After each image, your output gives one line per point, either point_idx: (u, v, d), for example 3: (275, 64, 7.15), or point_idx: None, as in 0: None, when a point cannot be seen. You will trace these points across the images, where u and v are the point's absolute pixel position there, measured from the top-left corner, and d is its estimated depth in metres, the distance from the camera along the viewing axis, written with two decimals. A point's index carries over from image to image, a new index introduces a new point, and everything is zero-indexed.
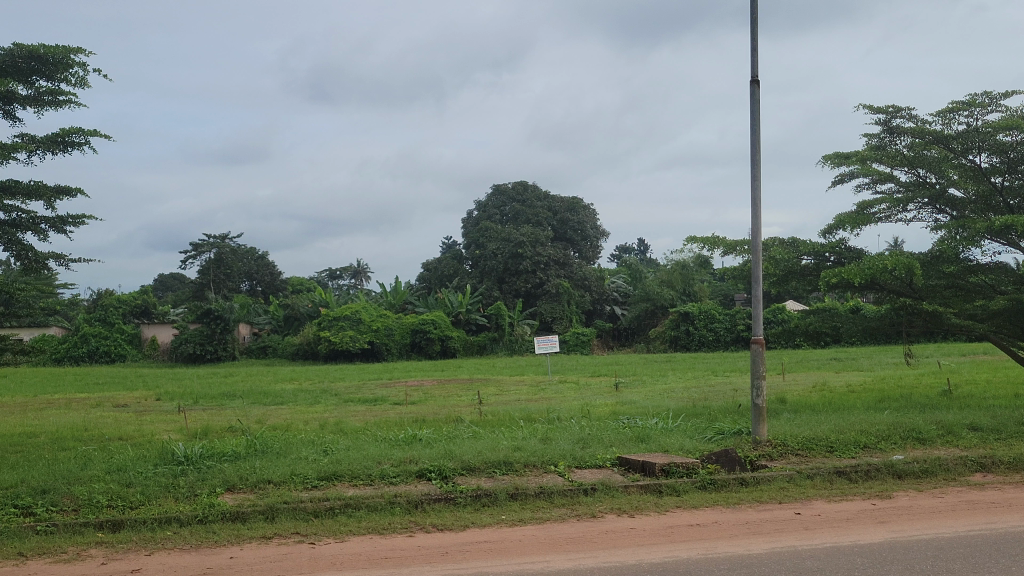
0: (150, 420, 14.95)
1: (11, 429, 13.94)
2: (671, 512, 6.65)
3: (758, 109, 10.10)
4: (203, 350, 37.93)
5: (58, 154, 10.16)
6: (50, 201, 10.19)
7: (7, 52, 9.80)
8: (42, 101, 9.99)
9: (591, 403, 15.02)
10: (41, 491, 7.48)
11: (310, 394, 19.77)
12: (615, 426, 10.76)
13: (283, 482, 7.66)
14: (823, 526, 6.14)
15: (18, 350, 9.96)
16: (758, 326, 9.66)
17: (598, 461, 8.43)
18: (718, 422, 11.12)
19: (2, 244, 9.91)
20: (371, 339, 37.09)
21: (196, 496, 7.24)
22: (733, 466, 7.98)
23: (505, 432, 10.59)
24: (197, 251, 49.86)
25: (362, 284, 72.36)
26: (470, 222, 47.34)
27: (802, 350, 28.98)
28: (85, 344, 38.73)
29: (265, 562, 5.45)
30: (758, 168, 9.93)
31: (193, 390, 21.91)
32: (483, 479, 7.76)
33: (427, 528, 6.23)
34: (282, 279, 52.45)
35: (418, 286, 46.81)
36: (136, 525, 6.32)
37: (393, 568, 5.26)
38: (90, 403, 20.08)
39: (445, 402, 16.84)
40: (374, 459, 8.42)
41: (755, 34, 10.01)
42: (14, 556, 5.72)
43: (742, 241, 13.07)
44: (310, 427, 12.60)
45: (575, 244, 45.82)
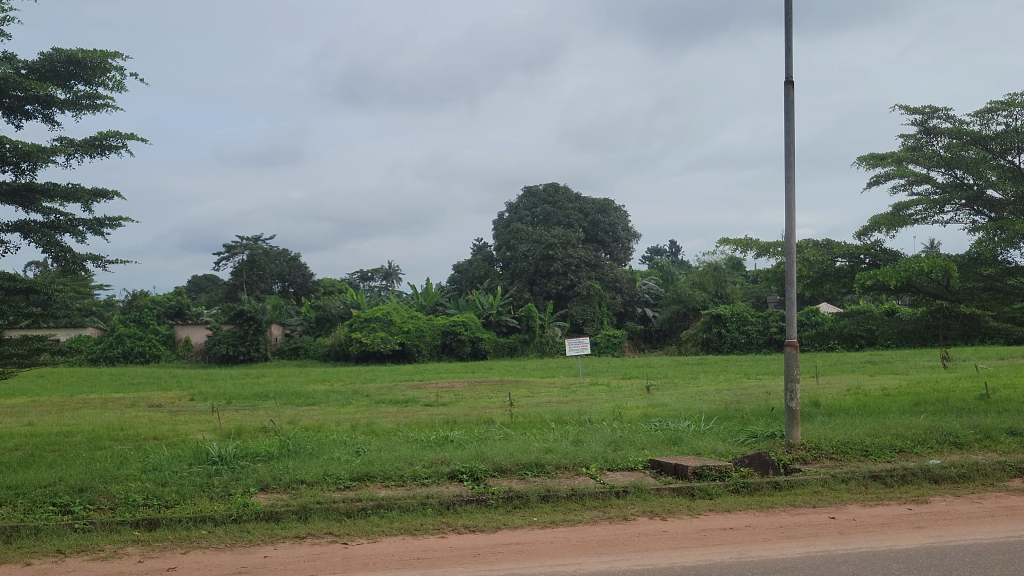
0: (185, 420, 15.14)
1: (51, 428, 14.20)
2: (704, 516, 6.61)
3: (793, 108, 10.02)
4: (236, 351, 38.28)
5: (95, 157, 10.29)
6: (88, 203, 10.33)
7: (46, 57, 9.96)
8: (81, 104, 10.13)
9: (622, 405, 15.03)
10: (80, 490, 7.59)
11: (343, 395, 20.04)
12: (646, 428, 10.73)
13: (316, 482, 7.71)
14: (858, 530, 6.10)
15: (55, 350, 10.09)
16: (791, 328, 9.55)
17: (629, 463, 8.41)
18: (751, 425, 11.06)
19: (41, 246, 10.07)
20: (402, 340, 37.25)
21: (230, 496, 7.29)
22: (766, 469, 7.92)
23: (537, 433, 10.70)
24: (230, 252, 50.32)
25: (394, 285, 72.83)
26: (501, 223, 47.39)
27: (836, 352, 28.69)
28: (120, 345, 39.30)
29: (299, 562, 5.48)
30: (792, 169, 9.86)
31: (227, 390, 22.20)
32: (514, 481, 7.76)
33: (459, 529, 6.24)
34: (315, 280, 52.80)
35: (449, 287, 47.00)
36: (171, 524, 6.38)
37: (426, 568, 5.28)
38: (125, 401, 20.37)
39: (476, 403, 17.06)
40: (406, 460, 8.47)
41: (790, 35, 9.94)
42: (53, 553, 5.80)
43: (775, 242, 12.98)
44: (343, 428, 12.72)
45: (606, 245, 45.65)
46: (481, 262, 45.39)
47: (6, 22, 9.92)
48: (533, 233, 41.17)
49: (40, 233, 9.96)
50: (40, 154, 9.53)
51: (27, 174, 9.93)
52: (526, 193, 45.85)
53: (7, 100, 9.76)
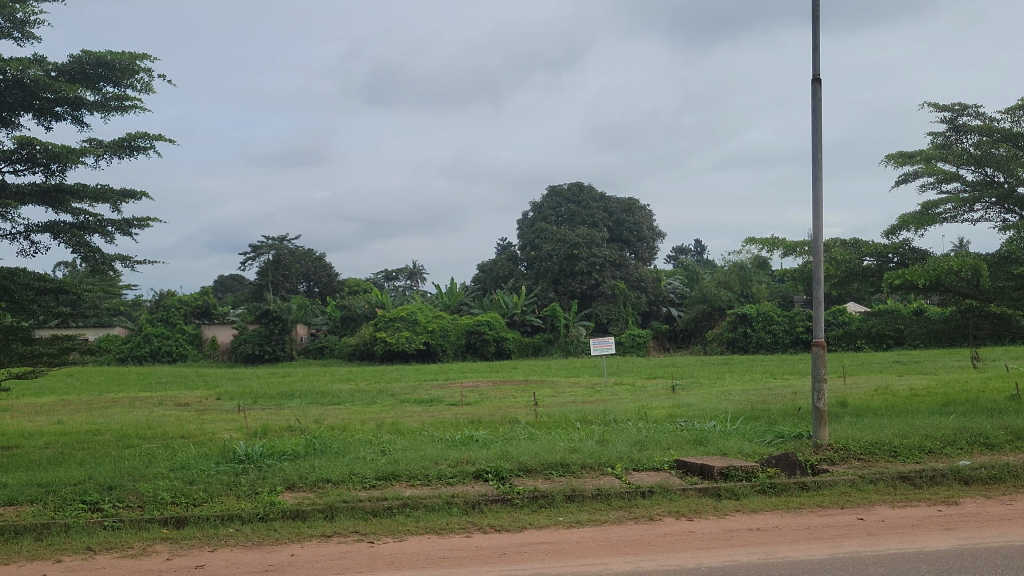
0: (212, 419, 15.22)
1: (81, 426, 14.34)
2: (731, 516, 6.58)
3: (820, 107, 9.95)
4: (262, 350, 38.52)
5: (124, 158, 10.39)
6: (116, 204, 10.43)
7: (75, 59, 10.06)
8: (109, 106, 10.22)
9: (648, 405, 14.99)
10: (109, 487, 7.66)
11: (368, 394, 20.06)
12: (672, 428, 10.69)
13: (341, 481, 7.74)
14: (887, 531, 6.05)
15: (85, 349, 10.20)
16: (819, 327, 9.47)
17: (655, 463, 8.38)
18: (778, 424, 10.99)
19: (70, 247, 10.18)
20: (427, 340, 37.32)
21: (257, 494, 7.34)
22: (793, 470, 7.86)
23: (562, 433, 10.65)
24: (256, 252, 50.66)
25: (419, 284, 72.97)
26: (525, 223, 47.38)
27: (863, 352, 28.46)
28: (148, 344, 39.61)
29: (325, 560, 5.51)
30: (819, 168, 9.79)
31: (253, 390, 22.29)
32: (539, 480, 7.75)
33: (484, 529, 6.23)
34: (339, 280, 53.00)
35: (474, 287, 47.04)
36: (198, 522, 6.44)
37: (450, 567, 5.28)
38: (153, 400, 20.51)
39: (500, 403, 16.98)
40: (431, 459, 8.47)
41: (817, 33, 9.87)
42: (83, 550, 5.86)
43: (802, 241, 12.89)
44: (368, 427, 12.74)
45: (631, 244, 45.50)
46: (505, 261, 45.45)
47: (35, 25, 10.02)
48: (558, 232, 41.18)
49: (70, 234, 10.07)
50: (70, 155, 9.61)
51: (57, 176, 10.04)
52: (551, 193, 45.81)
53: (38, 102, 9.86)
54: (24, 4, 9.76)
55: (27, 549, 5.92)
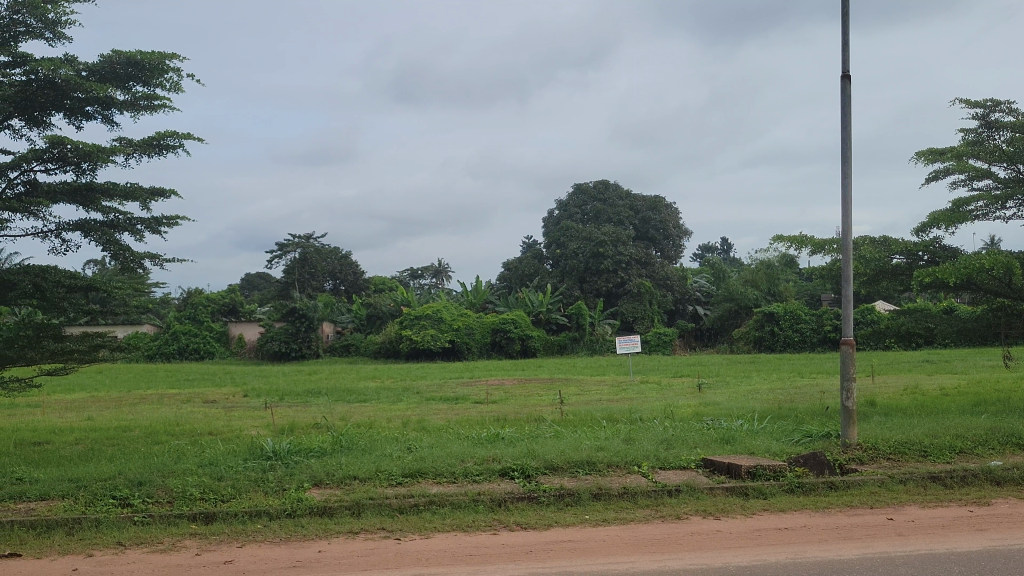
0: (239, 416, 15.32)
1: (110, 422, 14.50)
2: (758, 515, 6.54)
3: (849, 103, 9.87)
4: (288, 348, 38.77)
5: (153, 156, 10.48)
6: (145, 202, 10.51)
7: (106, 59, 10.16)
8: (139, 106, 10.32)
9: (674, 403, 14.94)
10: (138, 483, 7.73)
11: (393, 392, 20.09)
12: (699, 427, 10.62)
13: (368, 478, 7.78)
14: (917, 532, 5.99)
15: (115, 346, 10.30)
16: (847, 326, 9.39)
17: (682, 461, 8.35)
18: (805, 423, 10.90)
19: (100, 244, 10.28)
20: (452, 338, 37.39)
21: (285, 490, 7.39)
22: (822, 469, 7.80)
23: (587, 431, 10.62)
24: (283, 250, 50.94)
25: (443, 283, 73.02)
26: (551, 221, 47.33)
27: (892, 351, 28.22)
28: (175, 342, 39.94)
29: (352, 556, 5.53)
30: (849, 166, 9.71)
31: (280, 387, 22.40)
32: (565, 478, 7.74)
33: (510, 526, 6.24)
34: (365, 278, 53.14)
35: (499, 285, 47.08)
36: (227, 518, 6.49)
37: (477, 564, 5.29)
38: (181, 397, 20.66)
39: (526, 401, 16.95)
40: (458, 457, 8.47)
41: (847, 28, 9.79)
42: (114, 545, 5.92)
43: (830, 239, 12.80)
44: (394, 424, 12.77)
45: (657, 243, 45.34)
46: (530, 259, 45.48)
47: (67, 25, 10.12)
48: (583, 231, 41.16)
49: (100, 233, 10.17)
50: (100, 155, 9.71)
51: (88, 174, 10.15)
52: (576, 191, 45.75)
53: (69, 101, 9.97)
54: (56, 5, 9.86)
55: (59, 542, 5.99)
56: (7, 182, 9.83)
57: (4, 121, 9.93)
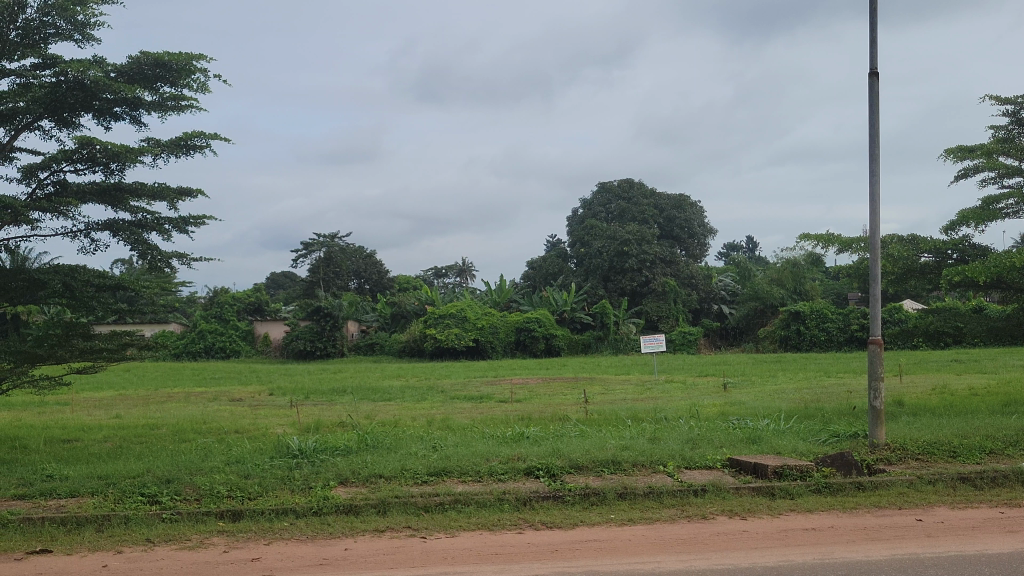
0: (265, 415, 15.40)
1: (138, 421, 14.63)
2: (784, 515, 6.51)
3: (877, 101, 9.79)
4: (313, 347, 38.98)
5: (181, 156, 10.56)
6: (173, 201, 10.59)
7: (133, 60, 10.23)
8: (166, 106, 10.40)
9: (699, 402, 14.88)
10: (167, 480, 7.81)
11: (418, 390, 20.17)
12: (725, 427, 10.57)
13: (394, 476, 7.79)
14: (946, 534, 5.92)
15: (142, 345, 10.40)
16: (875, 325, 9.30)
17: (708, 461, 8.31)
18: (833, 423, 10.82)
19: (128, 244, 10.38)
20: (476, 337, 37.43)
21: (311, 488, 7.44)
22: (849, 469, 7.74)
23: (613, 430, 10.58)
24: (308, 250, 51.18)
25: (468, 282, 73.16)
26: (575, 220, 47.26)
27: (920, 350, 27.95)
28: (202, 341, 40.27)
29: (379, 554, 5.56)
30: (877, 163, 9.63)
31: (306, 386, 22.47)
32: (590, 478, 7.72)
33: (536, 526, 6.23)
34: (390, 277, 53.25)
35: (523, 283, 47.07)
36: (254, 515, 6.54)
37: (502, 564, 5.29)
38: (208, 396, 20.80)
39: (551, 400, 16.91)
40: (483, 456, 8.48)
41: (875, 25, 9.71)
42: (143, 541, 5.98)
43: (857, 237, 12.70)
44: (419, 423, 12.79)
45: (682, 241, 45.16)
46: (555, 258, 45.49)
47: (95, 27, 10.23)
48: (608, 229, 41.10)
49: (128, 232, 10.27)
50: (128, 155, 9.78)
51: (116, 175, 10.25)
52: (600, 189, 45.67)
53: (98, 102, 10.07)
54: (85, 7, 9.95)
55: (89, 539, 6.05)
56: (38, 183, 9.95)
57: (35, 123, 10.07)
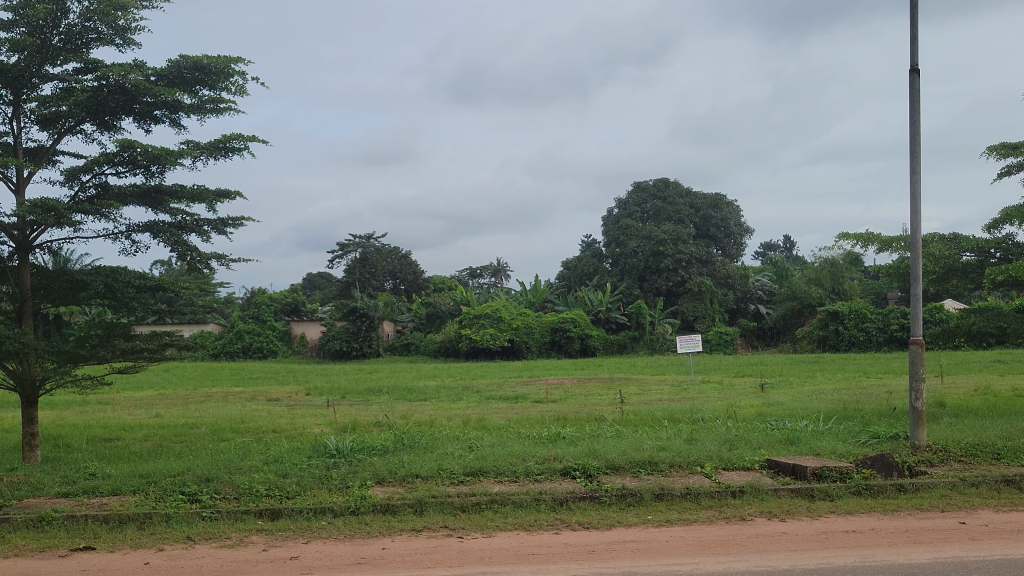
0: (302, 414, 15.51)
1: (176, 420, 14.78)
2: (825, 518, 6.44)
3: (919, 97, 9.66)
4: (349, 347, 39.26)
5: (220, 159, 10.67)
6: (212, 203, 10.69)
7: (173, 63, 10.33)
8: (205, 109, 10.51)
9: (737, 403, 14.76)
10: (206, 479, 7.88)
11: (453, 391, 20.23)
12: (764, 427, 10.50)
13: (430, 476, 7.81)
14: (991, 537, 5.84)
15: (182, 345, 10.50)
16: (917, 325, 9.17)
17: (746, 462, 8.25)
18: (873, 425, 10.70)
19: (169, 245, 10.49)
20: (511, 337, 37.48)
21: (349, 488, 7.48)
22: (890, 471, 7.63)
23: (649, 430, 10.53)
24: (343, 250, 51.50)
25: (503, 282, 73.17)
26: (610, 219, 47.13)
27: (962, 351, 27.57)
28: (240, 341, 40.71)
29: (417, 553, 5.58)
30: (918, 161, 9.51)
31: (341, 386, 22.58)
32: (627, 478, 7.71)
33: (573, 526, 6.23)
34: (426, 278, 53.37)
35: (558, 283, 47.06)
36: (292, 514, 6.59)
37: (540, 563, 5.29)
38: (245, 395, 20.99)
39: (586, 400, 16.85)
40: (519, 456, 8.48)
41: (916, 21, 9.59)
42: (184, 539, 6.05)
43: (898, 236, 12.54)
44: (455, 423, 12.80)
45: (718, 240, 44.85)
46: (590, 258, 45.45)
47: (136, 31, 10.35)
48: (644, 229, 40.96)
49: (168, 233, 10.40)
50: (169, 157, 9.88)
51: (157, 176, 10.38)
52: (635, 188, 45.53)
53: (138, 106, 10.19)
54: (126, 12, 10.06)
55: (131, 537, 6.13)
56: (80, 185, 10.11)
57: (77, 126, 10.24)
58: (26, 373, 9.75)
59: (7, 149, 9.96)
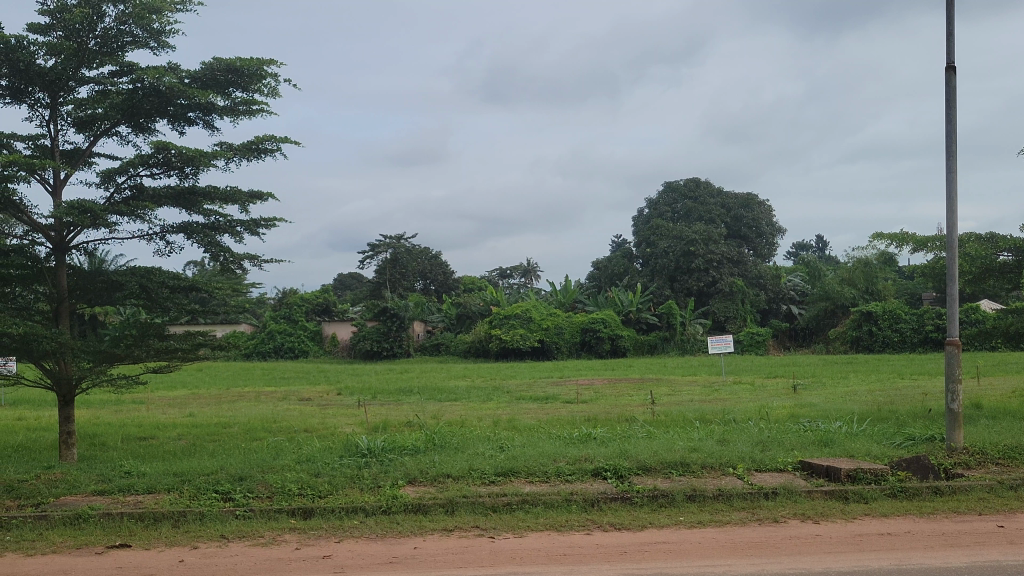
0: (334, 414, 15.61)
1: (210, 419, 14.88)
2: (860, 520, 6.38)
3: (955, 95, 9.55)
4: (380, 347, 39.44)
5: (252, 160, 10.74)
6: (244, 205, 10.77)
7: (207, 66, 10.43)
8: (238, 111, 10.60)
9: (769, 405, 14.67)
10: (239, 478, 7.94)
11: (484, 391, 20.28)
12: (797, 428, 10.46)
13: (461, 476, 7.82)
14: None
15: (215, 345, 10.60)
16: (952, 326, 9.07)
17: (779, 465, 8.17)
18: (908, 427, 10.57)
19: (202, 246, 10.60)
20: (541, 338, 37.51)
21: (380, 487, 7.50)
22: (926, 473, 7.53)
23: (681, 431, 10.51)
24: (374, 251, 51.73)
25: (533, 282, 73.18)
26: (640, 219, 46.98)
27: (1000, 352, 27.17)
28: (272, 341, 41.04)
29: (448, 553, 5.59)
30: (954, 160, 9.39)
31: (372, 385, 22.69)
32: (659, 479, 7.69)
33: (605, 526, 6.22)
34: (456, 278, 53.43)
35: (588, 283, 47.03)
36: (324, 513, 6.63)
37: (571, 564, 5.28)
38: (278, 395, 21.15)
39: (618, 401, 16.80)
40: (550, 457, 8.46)
41: (952, 18, 9.47)
42: (218, 538, 6.10)
43: (933, 235, 12.39)
44: (485, 423, 12.81)
45: (750, 240, 44.51)
46: (620, 259, 45.37)
47: (171, 34, 10.46)
48: (674, 229, 40.85)
49: (202, 234, 10.49)
50: (203, 158, 9.97)
51: (191, 177, 10.48)
52: (666, 189, 45.41)
53: (172, 108, 10.29)
54: (160, 15, 10.16)
55: (166, 534, 6.19)
56: (116, 186, 10.24)
57: (112, 129, 10.36)
58: (63, 372, 9.88)
59: (45, 151, 10.10)
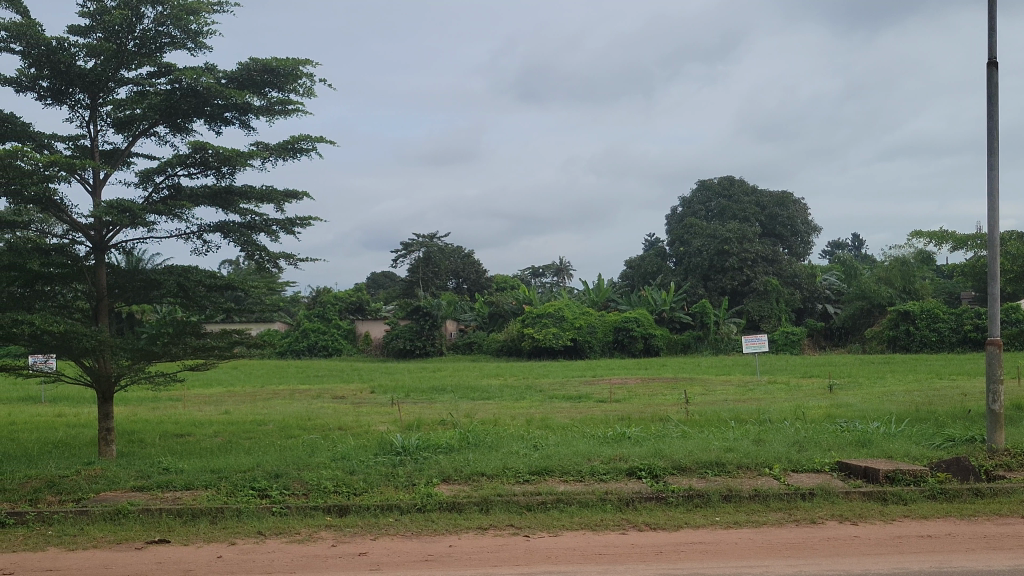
0: (368, 412, 15.69)
1: (245, 417, 15.01)
2: (900, 522, 6.31)
3: (997, 92, 9.41)
4: (412, 345, 39.60)
5: (288, 159, 10.82)
6: (280, 204, 10.85)
7: (244, 66, 10.52)
8: (274, 110, 10.67)
9: (804, 405, 14.55)
10: (276, 475, 8.01)
11: (517, 390, 20.27)
12: (833, 429, 10.36)
13: (496, 475, 7.83)
14: None
15: (250, 343, 10.70)
16: (994, 326, 8.91)
17: (816, 465, 8.10)
18: (946, 427, 10.45)
19: (238, 244, 10.70)
20: (574, 336, 37.44)
21: (414, 486, 7.51)
22: (967, 475, 7.42)
23: (715, 432, 10.44)
24: (407, 250, 51.88)
25: (565, 281, 73.04)
26: (674, 218, 46.79)
27: None
28: (305, 339, 41.37)
29: (483, 552, 5.59)
30: (995, 157, 9.26)
31: (404, 384, 22.76)
32: (694, 479, 7.64)
33: (640, 526, 6.20)
34: (488, 277, 53.39)
35: (621, 282, 46.90)
36: (359, 510, 6.66)
37: (606, 564, 5.27)
38: (312, 393, 21.27)
39: (650, 400, 16.71)
40: (584, 456, 8.45)
41: (994, 13, 9.33)
42: (255, 534, 6.15)
43: (974, 234, 12.21)
44: (518, 422, 12.80)
45: (784, 239, 44.14)
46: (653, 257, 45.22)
47: (208, 35, 10.56)
48: (708, 228, 40.66)
49: (238, 233, 10.60)
50: (239, 158, 10.06)
51: (228, 177, 10.58)
52: (700, 187, 45.17)
53: (210, 108, 10.40)
54: (198, 16, 10.26)
55: (204, 531, 6.26)
56: (154, 186, 10.37)
57: (151, 129, 10.49)
58: (102, 369, 10.00)
59: (84, 151, 10.25)
